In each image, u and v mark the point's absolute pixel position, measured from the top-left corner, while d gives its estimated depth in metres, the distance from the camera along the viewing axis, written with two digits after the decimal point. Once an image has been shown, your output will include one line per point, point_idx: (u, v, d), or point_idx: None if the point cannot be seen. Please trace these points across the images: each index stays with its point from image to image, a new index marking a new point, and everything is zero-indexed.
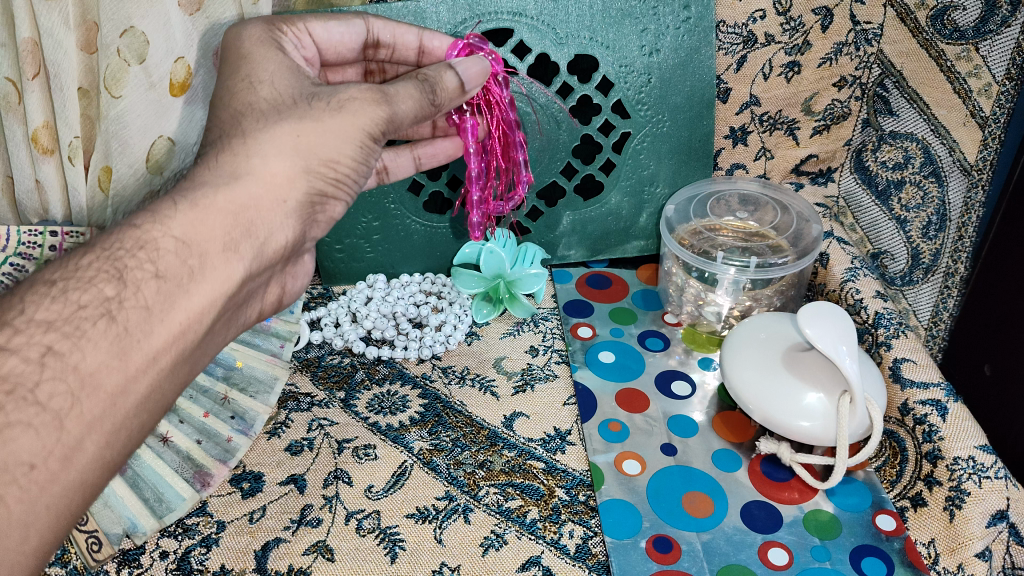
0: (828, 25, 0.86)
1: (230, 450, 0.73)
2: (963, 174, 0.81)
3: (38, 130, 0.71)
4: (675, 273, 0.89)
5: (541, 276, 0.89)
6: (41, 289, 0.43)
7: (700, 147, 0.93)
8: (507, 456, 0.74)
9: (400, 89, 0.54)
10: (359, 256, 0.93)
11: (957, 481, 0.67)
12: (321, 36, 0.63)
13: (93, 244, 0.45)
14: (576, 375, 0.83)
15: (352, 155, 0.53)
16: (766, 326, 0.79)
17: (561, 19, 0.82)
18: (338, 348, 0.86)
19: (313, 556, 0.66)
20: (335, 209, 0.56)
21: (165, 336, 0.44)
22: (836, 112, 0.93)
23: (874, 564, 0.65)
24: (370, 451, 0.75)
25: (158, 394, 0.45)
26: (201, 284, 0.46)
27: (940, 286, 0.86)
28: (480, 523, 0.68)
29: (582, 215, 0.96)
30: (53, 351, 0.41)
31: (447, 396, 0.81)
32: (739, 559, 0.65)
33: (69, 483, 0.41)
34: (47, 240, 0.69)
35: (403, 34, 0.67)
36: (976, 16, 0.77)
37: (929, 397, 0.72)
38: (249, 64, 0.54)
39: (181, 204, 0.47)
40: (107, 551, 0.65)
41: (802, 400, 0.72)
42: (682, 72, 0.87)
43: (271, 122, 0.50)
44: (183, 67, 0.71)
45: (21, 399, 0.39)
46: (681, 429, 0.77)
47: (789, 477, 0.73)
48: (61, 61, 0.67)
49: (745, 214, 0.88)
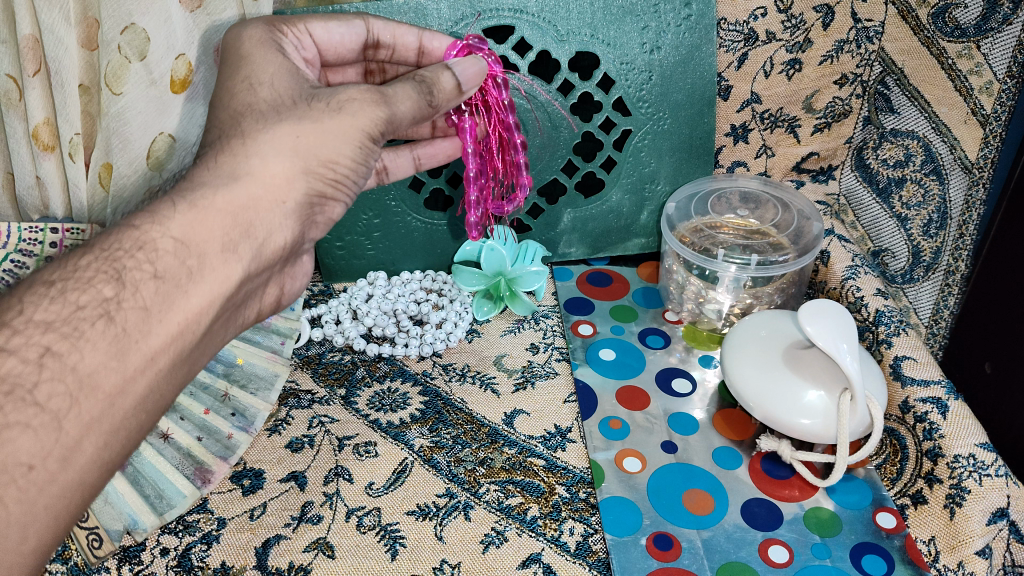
0: (829, 22, 0.86)
1: (230, 448, 0.73)
2: (963, 172, 0.80)
3: (38, 126, 0.71)
4: (675, 271, 0.89)
5: (541, 274, 0.89)
6: (40, 290, 0.43)
7: (700, 145, 0.93)
8: (507, 454, 0.74)
9: (399, 89, 0.54)
10: (359, 253, 0.93)
11: (957, 479, 0.66)
12: (322, 37, 0.63)
13: (92, 245, 0.45)
14: (576, 372, 0.83)
15: (352, 155, 0.53)
16: (767, 324, 0.79)
17: (562, 16, 0.82)
18: (338, 346, 0.86)
19: (314, 553, 0.66)
20: (334, 210, 0.56)
21: (164, 337, 0.44)
22: (837, 109, 0.93)
23: (874, 562, 0.65)
24: (370, 448, 0.75)
25: (157, 395, 0.45)
26: (200, 284, 0.46)
27: (940, 284, 0.85)
28: (481, 520, 0.68)
29: (583, 212, 0.96)
30: (52, 352, 0.41)
31: (447, 393, 0.81)
32: (740, 557, 0.65)
33: (68, 483, 0.41)
34: (47, 237, 0.68)
35: (403, 34, 0.67)
36: (977, 14, 0.76)
37: (930, 395, 0.72)
38: (249, 64, 0.54)
39: (180, 205, 0.47)
40: (107, 548, 0.65)
41: (803, 398, 0.72)
42: (682, 69, 0.87)
43: (270, 123, 0.50)
44: (184, 64, 0.72)
45: (19, 400, 0.39)
46: (682, 427, 0.77)
47: (790, 474, 0.73)
48: (62, 57, 0.67)
49: (746, 211, 0.89)
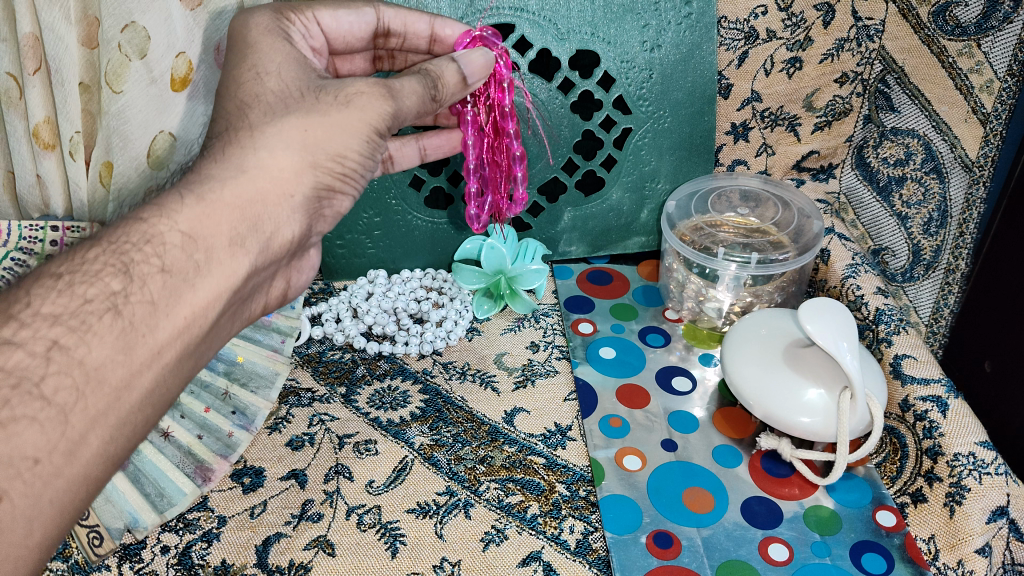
0: (829, 21, 0.86)
1: (231, 446, 0.74)
2: (963, 170, 0.81)
3: (38, 125, 0.71)
4: (676, 269, 0.89)
5: (541, 272, 0.90)
6: (47, 282, 0.43)
7: (700, 144, 0.93)
8: (507, 452, 0.75)
9: (404, 83, 0.55)
10: (360, 251, 0.93)
11: (957, 477, 0.67)
12: (330, 24, 0.62)
13: (99, 237, 0.45)
14: (576, 371, 0.83)
15: (358, 149, 0.53)
16: (767, 322, 0.79)
17: (562, 15, 0.82)
18: (338, 344, 0.86)
19: (314, 551, 0.66)
20: (341, 203, 0.56)
21: (170, 331, 0.44)
22: (838, 108, 0.93)
23: (874, 560, 0.65)
24: (370, 446, 0.75)
25: (162, 389, 0.45)
26: (207, 278, 0.46)
27: (940, 283, 0.85)
28: (481, 518, 0.68)
29: (583, 211, 0.96)
30: (59, 345, 0.40)
31: (447, 392, 0.81)
32: (740, 555, 0.65)
33: (73, 477, 0.40)
34: (47, 235, 0.68)
35: (413, 22, 0.67)
36: (977, 12, 0.76)
37: (930, 393, 0.72)
38: (256, 53, 0.54)
39: (187, 198, 0.47)
40: (108, 546, 0.65)
41: (803, 396, 0.72)
42: (683, 67, 0.87)
43: (278, 115, 0.51)
44: (184, 62, 0.72)
45: (26, 393, 0.39)
46: (682, 425, 0.77)
47: (789, 473, 0.73)
48: (62, 56, 0.67)
49: (746, 210, 0.88)
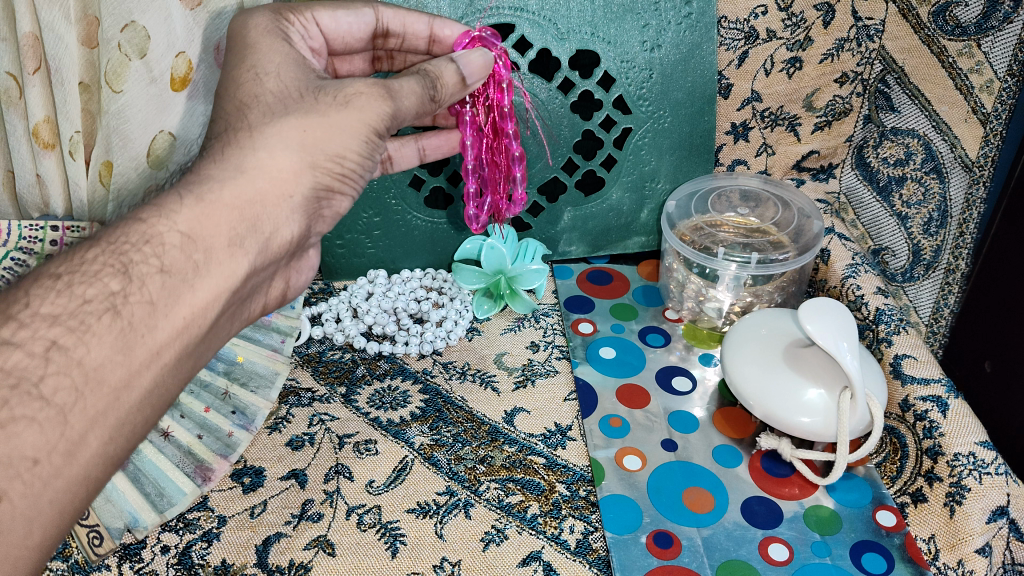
0: (829, 21, 0.86)
1: (231, 446, 0.74)
2: (963, 170, 0.81)
3: (38, 125, 0.71)
4: (675, 269, 0.89)
5: (541, 271, 0.89)
6: (46, 283, 0.43)
7: (700, 144, 0.93)
8: (507, 452, 0.75)
9: (403, 84, 0.55)
10: (359, 251, 0.93)
11: (957, 477, 0.67)
12: (329, 25, 0.62)
13: (99, 237, 0.45)
14: (576, 371, 0.83)
15: (358, 149, 0.53)
16: (767, 322, 0.79)
17: (561, 15, 0.82)
18: (338, 344, 0.86)
19: (314, 551, 0.66)
20: (340, 204, 0.56)
21: (169, 331, 0.44)
22: (838, 108, 0.93)
23: (874, 560, 0.65)
24: (370, 446, 0.75)
25: (161, 389, 0.45)
26: (206, 278, 0.46)
27: (940, 283, 0.85)
28: (480, 518, 0.68)
29: (583, 211, 0.96)
30: (58, 345, 0.40)
31: (447, 392, 0.81)
32: (740, 555, 0.65)
33: (72, 477, 0.40)
34: (47, 235, 0.68)
35: (413, 22, 0.67)
36: (977, 12, 0.76)
37: (930, 393, 0.72)
38: (255, 53, 0.54)
39: (187, 198, 0.47)
40: (107, 546, 0.65)
41: (803, 396, 0.72)
42: (683, 67, 0.87)
43: (277, 116, 0.50)
44: (184, 62, 0.72)
45: (25, 394, 0.39)
46: (682, 425, 0.77)
47: (789, 472, 0.73)
48: (62, 56, 0.67)
49: (746, 210, 0.88)
